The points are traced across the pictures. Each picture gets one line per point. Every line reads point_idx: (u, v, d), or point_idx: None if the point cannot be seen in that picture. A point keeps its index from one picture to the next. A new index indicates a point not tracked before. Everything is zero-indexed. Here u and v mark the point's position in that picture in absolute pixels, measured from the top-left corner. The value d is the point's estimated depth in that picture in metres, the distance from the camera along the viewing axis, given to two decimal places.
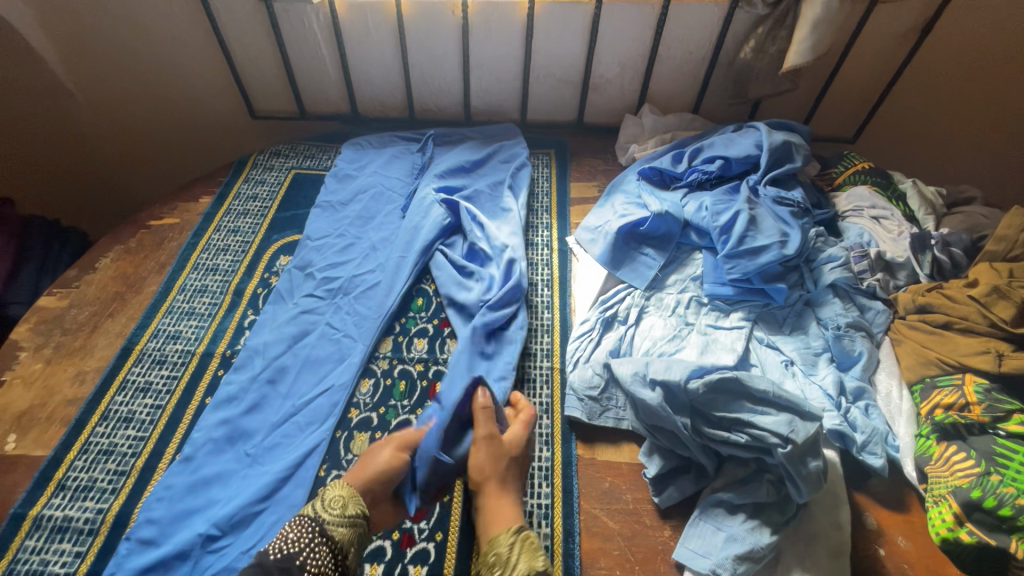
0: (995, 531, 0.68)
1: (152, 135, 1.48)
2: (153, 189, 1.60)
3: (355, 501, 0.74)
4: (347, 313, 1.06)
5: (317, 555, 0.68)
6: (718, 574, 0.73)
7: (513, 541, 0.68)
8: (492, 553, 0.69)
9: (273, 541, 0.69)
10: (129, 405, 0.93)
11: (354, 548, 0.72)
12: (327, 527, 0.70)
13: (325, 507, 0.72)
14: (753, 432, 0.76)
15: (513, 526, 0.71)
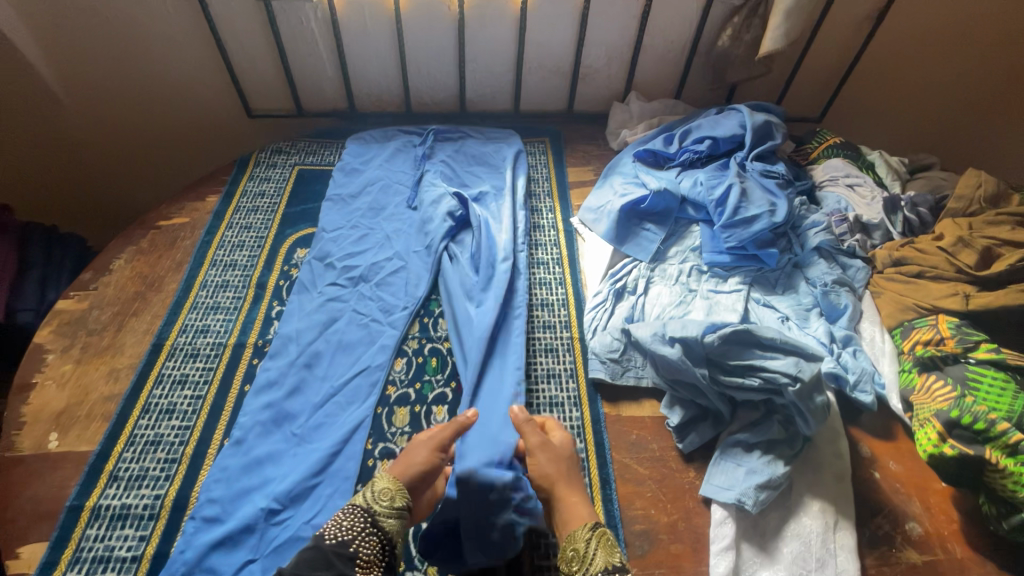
0: (974, 443, 0.79)
1: (145, 138, 1.47)
2: (148, 194, 1.59)
3: (401, 494, 0.78)
4: (371, 299, 1.10)
5: (368, 545, 0.72)
6: (743, 502, 0.82)
7: (589, 535, 0.72)
8: (571, 548, 0.73)
9: (329, 525, 0.74)
10: (169, 397, 0.95)
11: (400, 540, 0.76)
12: (378, 519, 0.75)
13: (376, 498, 0.77)
14: (764, 375, 0.85)
15: (588, 521, 0.75)
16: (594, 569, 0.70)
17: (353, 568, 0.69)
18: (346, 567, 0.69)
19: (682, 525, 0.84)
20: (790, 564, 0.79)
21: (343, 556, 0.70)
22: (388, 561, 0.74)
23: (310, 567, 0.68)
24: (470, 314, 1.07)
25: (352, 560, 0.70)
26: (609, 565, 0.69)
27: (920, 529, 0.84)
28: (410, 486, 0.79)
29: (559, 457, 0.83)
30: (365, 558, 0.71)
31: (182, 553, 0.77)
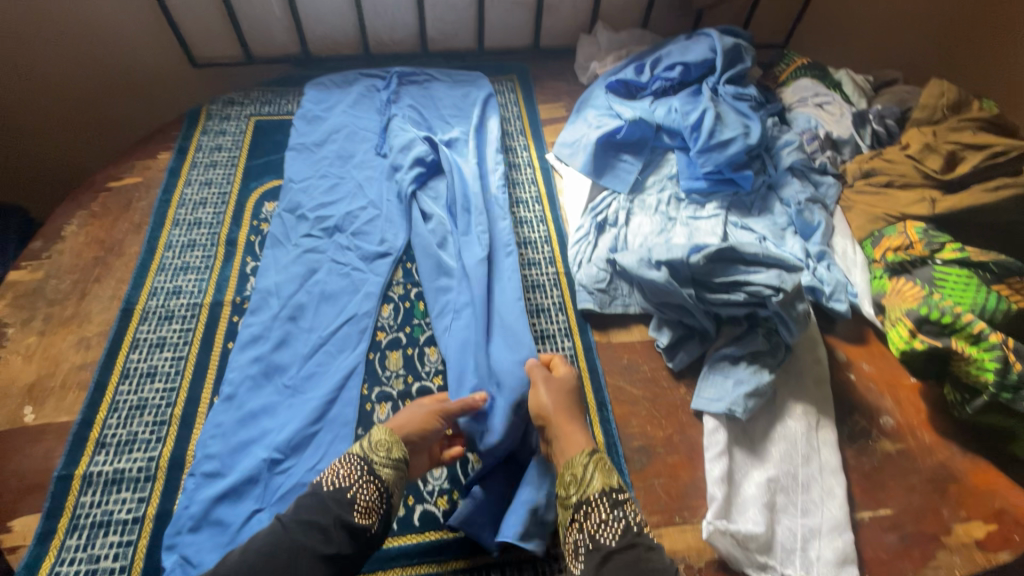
0: (941, 336, 0.84)
1: (70, 98, 1.32)
2: (81, 165, 1.44)
3: (399, 445, 0.76)
4: (349, 248, 1.07)
5: (366, 491, 0.71)
6: (733, 410, 0.86)
7: (587, 461, 0.72)
8: (568, 472, 0.73)
9: (326, 473, 0.73)
10: (148, 360, 0.91)
11: (399, 488, 0.75)
12: (374, 468, 0.73)
13: (372, 449, 0.75)
14: (749, 289, 0.88)
15: (585, 448, 0.74)
16: (592, 491, 0.70)
17: (351, 514, 0.68)
18: (344, 513, 0.68)
19: (677, 438, 0.88)
20: (779, 462, 0.84)
21: (341, 502, 0.69)
22: (386, 510, 0.72)
23: (308, 513, 0.68)
24: (453, 258, 1.05)
25: (350, 507, 0.69)
26: (607, 489, 0.70)
27: (893, 421, 0.91)
28: (408, 438, 0.77)
29: (555, 390, 0.82)
30: (363, 504, 0.70)
31: (187, 509, 0.76)
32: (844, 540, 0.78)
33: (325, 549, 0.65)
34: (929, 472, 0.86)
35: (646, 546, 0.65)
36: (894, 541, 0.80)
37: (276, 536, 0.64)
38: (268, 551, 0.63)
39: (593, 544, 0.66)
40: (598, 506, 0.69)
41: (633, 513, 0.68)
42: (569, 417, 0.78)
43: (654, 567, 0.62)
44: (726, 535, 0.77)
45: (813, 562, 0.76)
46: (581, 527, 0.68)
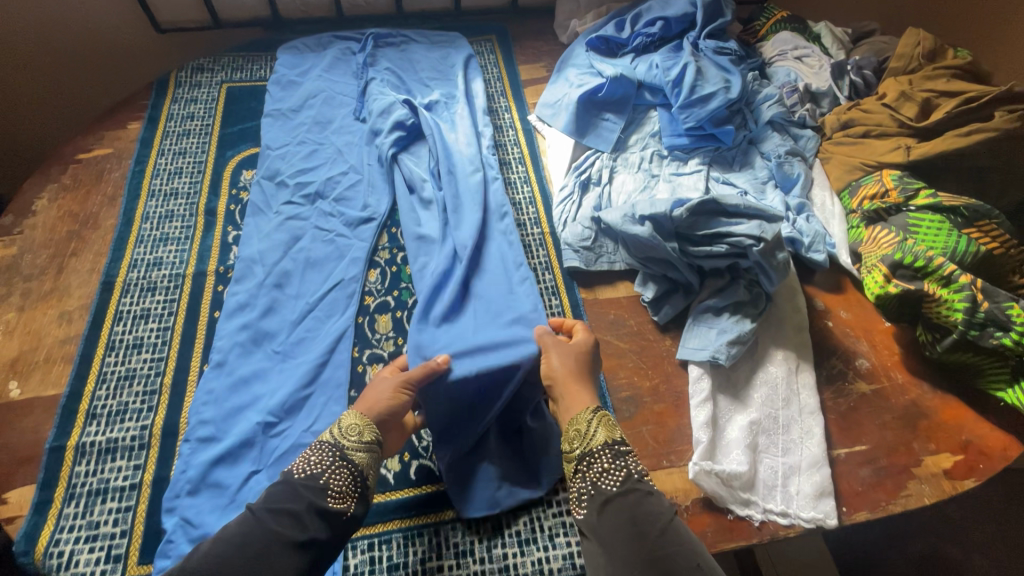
0: (914, 280, 0.87)
1: (20, 67, 1.22)
2: (25, 143, 1.32)
3: (370, 428, 0.74)
4: (332, 214, 1.06)
5: (339, 477, 0.69)
6: (717, 358, 0.88)
7: (591, 418, 0.72)
8: (573, 428, 0.73)
9: (297, 461, 0.71)
10: (134, 331, 0.91)
11: (373, 471, 0.73)
12: (347, 453, 0.71)
13: (343, 434, 0.73)
14: (730, 241, 0.89)
15: (589, 405, 0.74)
16: (595, 444, 0.71)
17: (324, 500, 0.66)
18: (317, 499, 0.66)
19: (662, 387, 0.91)
20: (760, 406, 0.87)
21: (314, 489, 0.67)
22: (361, 492, 0.70)
23: (279, 500, 0.65)
24: (435, 223, 1.04)
25: (323, 493, 0.67)
26: (610, 441, 0.71)
27: (868, 364, 0.95)
28: (380, 420, 0.75)
29: (572, 353, 0.79)
30: (337, 489, 0.68)
31: (184, 473, 0.77)
32: (822, 475, 0.82)
33: (298, 535, 0.63)
34: (901, 410, 0.90)
35: (646, 490, 0.67)
36: (868, 474, 0.84)
37: (248, 526, 0.62)
38: (241, 541, 0.60)
39: (595, 490, 0.68)
40: (601, 457, 0.70)
41: (634, 464, 0.69)
42: (578, 378, 0.77)
43: (653, 509, 0.65)
44: (712, 476, 0.79)
45: (793, 496, 0.80)
46: (585, 475, 0.70)
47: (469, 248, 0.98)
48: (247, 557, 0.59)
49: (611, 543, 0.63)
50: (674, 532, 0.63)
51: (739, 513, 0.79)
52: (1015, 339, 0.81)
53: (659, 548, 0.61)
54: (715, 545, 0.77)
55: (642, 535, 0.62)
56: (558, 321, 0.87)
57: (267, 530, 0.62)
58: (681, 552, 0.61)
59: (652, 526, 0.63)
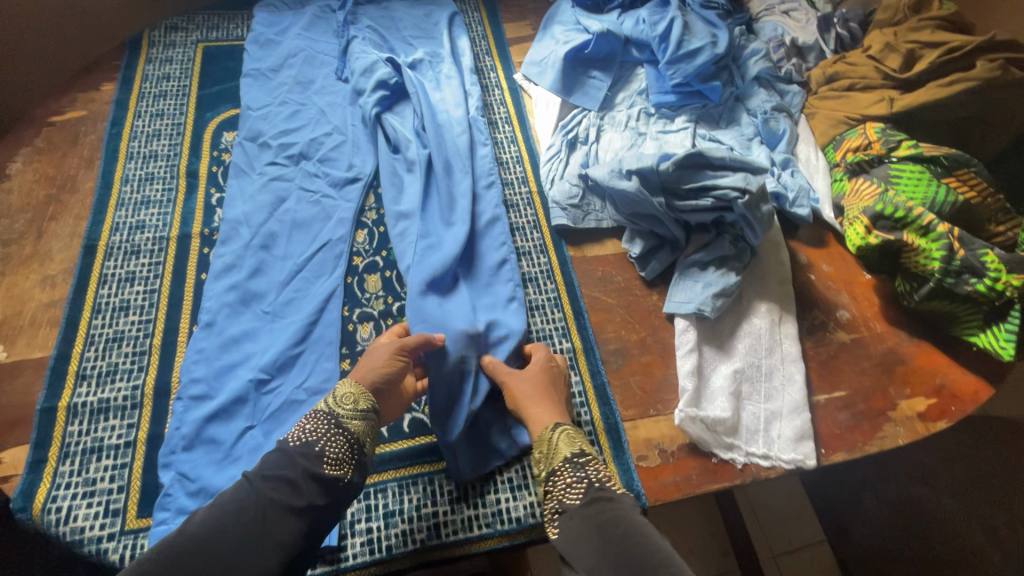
0: (894, 230, 0.89)
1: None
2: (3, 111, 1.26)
3: (366, 397, 0.73)
4: (317, 176, 1.04)
5: (335, 444, 0.67)
6: (702, 310, 0.90)
7: (550, 436, 0.73)
8: (537, 450, 0.74)
9: (291, 429, 0.69)
10: (119, 294, 0.90)
11: (369, 440, 0.72)
12: (342, 421, 0.70)
13: (338, 403, 0.71)
14: (716, 193, 0.90)
15: (549, 423, 0.75)
16: (557, 461, 0.70)
17: (320, 467, 0.64)
18: (312, 466, 0.64)
19: (650, 339, 0.93)
20: (744, 355, 0.90)
21: (309, 457, 0.65)
22: (358, 460, 0.68)
23: (273, 468, 0.63)
24: (419, 184, 1.02)
25: (318, 459, 0.65)
26: (571, 454, 0.70)
27: (848, 314, 0.98)
28: (374, 388, 0.74)
29: (531, 377, 0.81)
30: (333, 456, 0.66)
31: (179, 429, 0.78)
32: (802, 419, 0.85)
33: (294, 501, 0.61)
34: (879, 357, 0.93)
35: (609, 497, 0.64)
36: (846, 418, 0.87)
37: (242, 492, 0.60)
38: (234, 507, 0.59)
39: (561, 507, 0.66)
40: (564, 473, 0.69)
41: (594, 472, 0.68)
42: (542, 399, 0.78)
43: (617, 513, 0.62)
44: (697, 422, 0.82)
45: (775, 439, 0.83)
46: (550, 496, 0.68)
47: (467, 216, 0.98)
48: (243, 522, 0.58)
49: (578, 555, 0.60)
50: (637, 531, 0.59)
51: (723, 457, 0.82)
52: (990, 285, 0.82)
53: (621, 549, 0.57)
54: (700, 486, 0.80)
55: (608, 538, 0.59)
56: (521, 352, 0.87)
57: (261, 495, 0.60)
58: (647, 549, 0.56)
59: (614, 530, 0.60)
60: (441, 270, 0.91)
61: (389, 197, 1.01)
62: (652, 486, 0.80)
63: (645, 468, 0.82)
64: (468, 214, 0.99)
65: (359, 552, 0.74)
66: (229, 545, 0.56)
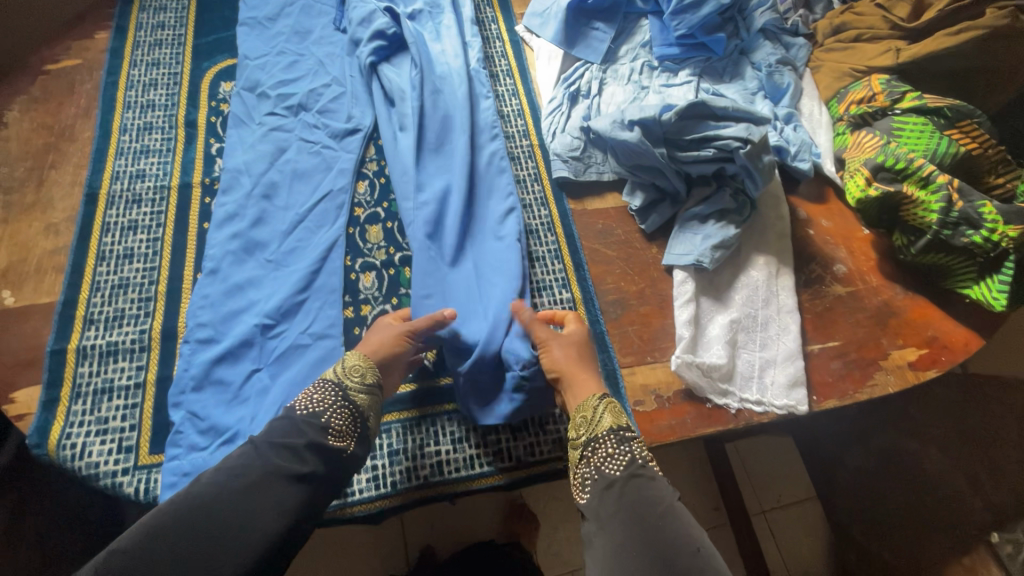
0: (894, 182, 0.89)
1: None
2: None
3: (373, 371, 0.73)
4: (317, 127, 1.04)
5: (340, 415, 0.68)
6: (701, 262, 0.91)
7: (599, 404, 0.72)
8: (579, 414, 0.73)
9: (298, 399, 0.69)
10: (123, 242, 0.90)
11: (374, 415, 0.72)
12: (348, 393, 0.70)
13: (346, 374, 0.72)
14: (717, 144, 0.89)
15: (596, 392, 0.75)
16: (601, 430, 0.71)
17: (324, 437, 0.65)
18: (317, 436, 0.64)
19: (648, 291, 0.94)
20: (741, 306, 0.91)
21: (314, 427, 0.65)
22: (361, 433, 0.69)
23: (280, 436, 0.63)
24: (413, 137, 1.00)
25: (323, 430, 0.66)
26: (616, 427, 0.70)
27: (845, 269, 0.99)
28: (380, 362, 0.75)
29: (570, 343, 0.79)
30: (337, 427, 0.67)
31: (187, 370, 0.79)
32: (796, 366, 0.87)
33: (296, 469, 0.61)
34: (873, 309, 0.95)
35: (649, 475, 0.67)
36: (839, 366, 0.90)
37: (248, 457, 0.61)
38: (241, 472, 0.59)
39: (598, 475, 0.68)
40: (605, 442, 0.70)
41: (639, 449, 0.69)
42: (582, 366, 0.77)
43: (654, 493, 0.65)
44: (693, 368, 0.84)
45: (768, 386, 0.86)
46: (589, 461, 0.70)
47: (464, 173, 0.98)
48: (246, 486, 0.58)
49: (613, 526, 0.63)
50: (674, 515, 0.62)
51: (718, 402, 0.84)
52: (985, 237, 0.83)
53: (660, 528, 0.60)
54: (695, 430, 0.83)
55: (643, 517, 0.62)
56: (549, 314, 0.85)
57: (268, 462, 0.61)
58: (681, 537, 0.59)
59: (651, 510, 0.63)
60: (438, 227, 0.93)
61: (389, 148, 1.01)
62: (649, 429, 0.83)
63: (642, 412, 0.84)
64: (466, 172, 0.98)
65: (365, 487, 0.77)
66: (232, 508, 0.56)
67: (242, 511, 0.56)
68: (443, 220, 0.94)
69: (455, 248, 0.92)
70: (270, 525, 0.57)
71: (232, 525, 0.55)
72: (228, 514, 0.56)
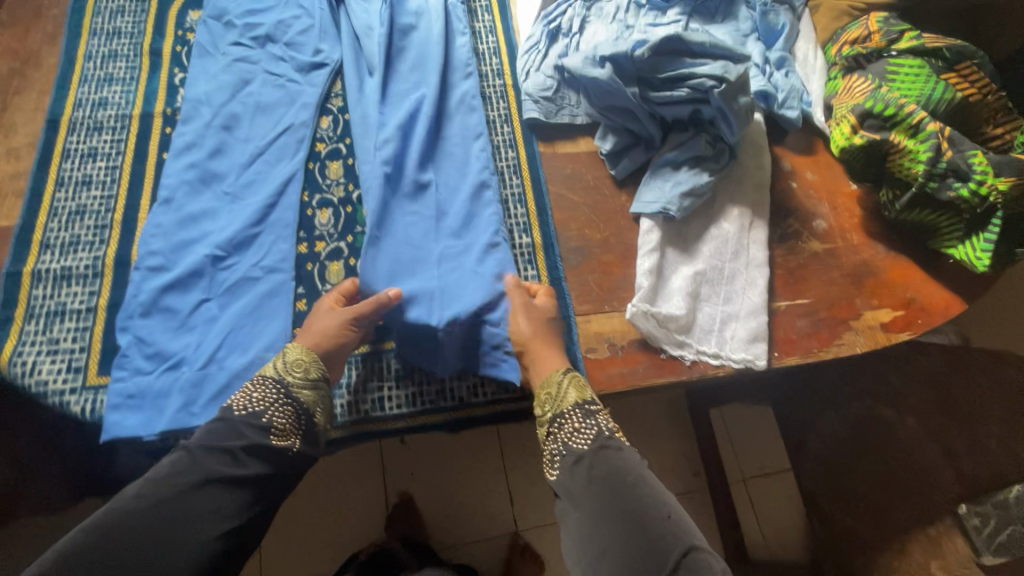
0: (881, 131, 0.83)
1: None
2: None
3: (316, 364, 0.72)
4: (283, 59, 1.00)
5: (282, 414, 0.67)
6: (668, 209, 0.87)
7: (563, 379, 0.72)
8: (544, 391, 0.73)
9: (237, 396, 0.68)
10: (82, 169, 0.90)
11: (322, 408, 0.72)
12: (291, 390, 0.69)
13: (288, 369, 0.71)
14: (691, 83, 0.84)
15: (561, 366, 0.74)
16: (567, 405, 0.71)
17: (266, 438, 0.65)
18: (258, 438, 0.64)
19: (613, 240, 0.91)
20: (708, 259, 0.87)
21: (256, 428, 0.65)
22: (307, 431, 0.69)
23: (216, 439, 0.63)
24: (376, 72, 0.96)
25: (265, 430, 0.65)
26: (581, 401, 0.70)
27: (825, 225, 0.94)
28: (325, 355, 0.74)
29: (537, 317, 0.78)
30: (280, 426, 0.66)
31: (135, 297, 0.80)
32: (758, 321, 0.83)
33: (235, 473, 0.62)
34: (850, 268, 0.90)
35: (616, 446, 0.67)
36: (805, 325, 0.86)
37: (181, 465, 0.61)
38: (169, 480, 0.59)
39: (566, 451, 0.69)
40: (571, 417, 0.70)
41: (604, 421, 0.69)
42: (545, 342, 0.77)
43: (623, 463, 0.65)
44: (649, 318, 0.81)
45: (728, 340, 0.83)
46: (556, 437, 0.70)
47: (429, 110, 0.95)
48: (175, 492, 0.59)
49: (585, 500, 0.63)
50: (644, 483, 0.63)
51: (672, 353, 0.82)
52: (973, 190, 0.77)
53: (630, 498, 0.61)
54: (645, 379, 0.81)
55: (613, 487, 0.62)
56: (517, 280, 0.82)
57: (202, 465, 0.61)
58: (653, 503, 0.60)
59: (621, 480, 0.63)
60: (394, 166, 0.90)
61: (353, 83, 0.96)
62: (598, 376, 0.81)
63: (593, 359, 0.82)
64: (429, 112, 0.94)
65: None
66: (158, 516, 0.57)
67: (175, 521, 0.57)
68: (404, 159, 0.91)
69: (412, 189, 0.89)
70: (209, 532, 0.58)
71: (159, 534, 0.56)
72: (158, 525, 0.56)
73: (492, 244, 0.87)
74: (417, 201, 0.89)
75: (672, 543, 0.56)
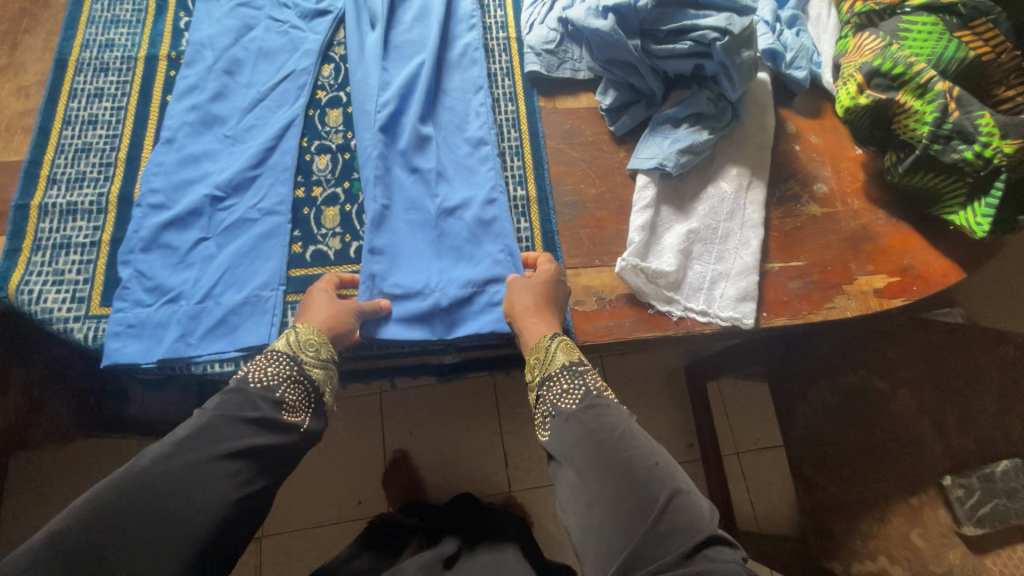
0: (888, 91, 0.81)
1: None
2: None
3: (327, 346, 0.72)
4: (286, 6, 1.00)
5: (294, 391, 0.68)
6: (664, 165, 0.86)
7: (552, 345, 0.72)
8: (534, 355, 0.73)
9: (250, 367, 0.67)
10: (88, 109, 0.92)
11: (329, 387, 0.73)
12: (304, 368, 0.69)
13: (300, 347, 0.70)
14: (694, 36, 0.82)
15: (548, 333, 0.74)
16: (555, 366, 0.71)
17: (278, 413, 0.65)
18: (271, 412, 0.65)
19: (608, 196, 0.91)
20: (703, 217, 0.87)
21: (269, 402, 0.66)
22: (316, 407, 0.70)
23: (234, 410, 0.64)
24: (378, 24, 0.96)
25: (277, 405, 0.66)
26: (569, 362, 0.70)
27: (825, 189, 0.92)
28: (334, 335, 0.73)
29: (533, 287, 0.77)
30: (291, 402, 0.67)
31: (137, 233, 0.82)
32: (748, 281, 0.83)
33: (252, 441, 0.62)
34: (848, 233, 0.89)
35: (605, 403, 0.68)
36: (797, 287, 0.86)
37: (200, 428, 0.61)
38: (182, 445, 0.60)
39: (555, 411, 0.69)
40: (559, 379, 0.70)
41: (592, 380, 0.69)
42: (540, 311, 0.76)
43: (611, 418, 0.66)
44: (639, 273, 0.81)
45: (716, 298, 0.83)
46: (545, 399, 0.70)
47: (430, 64, 0.95)
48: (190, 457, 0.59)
49: (573, 455, 0.64)
50: (631, 436, 0.64)
51: (660, 309, 0.82)
52: (977, 152, 0.74)
53: (618, 451, 0.62)
54: (631, 333, 0.81)
55: (601, 441, 0.63)
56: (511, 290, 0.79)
57: (219, 432, 0.61)
58: (640, 453, 0.62)
59: (609, 434, 0.64)
60: (393, 121, 0.91)
61: (354, 33, 0.96)
62: (584, 328, 0.82)
63: (580, 311, 0.83)
64: (429, 66, 0.94)
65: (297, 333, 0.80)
66: (173, 480, 0.57)
67: (190, 484, 0.58)
68: (403, 115, 0.92)
69: (413, 143, 0.90)
70: (225, 497, 0.59)
71: (175, 496, 0.57)
72: (173, 487, 0.57)
73: (490, 199, 0.89)
74: (419, 157, 0.90)
75: (660, 489, 0.59)
